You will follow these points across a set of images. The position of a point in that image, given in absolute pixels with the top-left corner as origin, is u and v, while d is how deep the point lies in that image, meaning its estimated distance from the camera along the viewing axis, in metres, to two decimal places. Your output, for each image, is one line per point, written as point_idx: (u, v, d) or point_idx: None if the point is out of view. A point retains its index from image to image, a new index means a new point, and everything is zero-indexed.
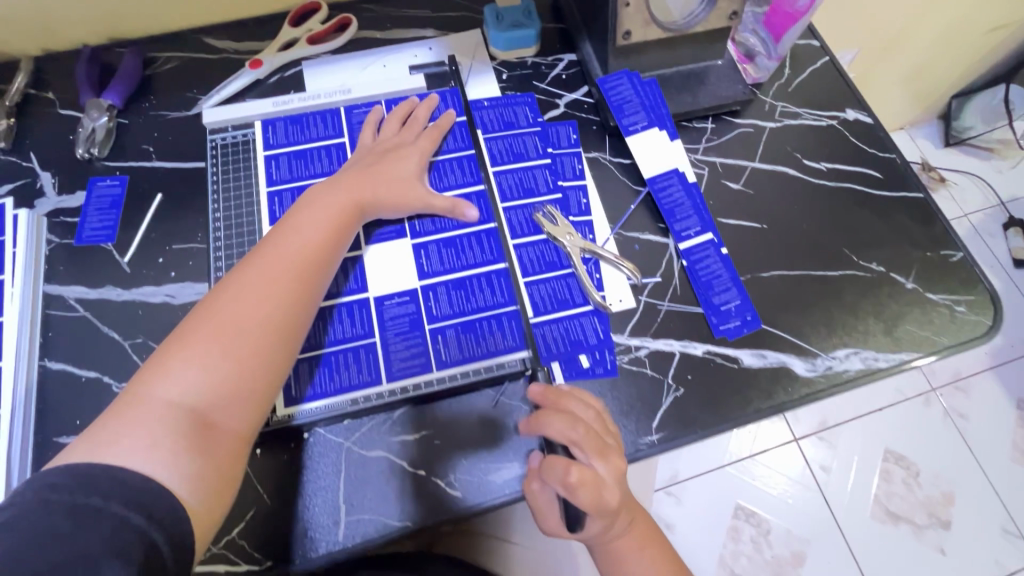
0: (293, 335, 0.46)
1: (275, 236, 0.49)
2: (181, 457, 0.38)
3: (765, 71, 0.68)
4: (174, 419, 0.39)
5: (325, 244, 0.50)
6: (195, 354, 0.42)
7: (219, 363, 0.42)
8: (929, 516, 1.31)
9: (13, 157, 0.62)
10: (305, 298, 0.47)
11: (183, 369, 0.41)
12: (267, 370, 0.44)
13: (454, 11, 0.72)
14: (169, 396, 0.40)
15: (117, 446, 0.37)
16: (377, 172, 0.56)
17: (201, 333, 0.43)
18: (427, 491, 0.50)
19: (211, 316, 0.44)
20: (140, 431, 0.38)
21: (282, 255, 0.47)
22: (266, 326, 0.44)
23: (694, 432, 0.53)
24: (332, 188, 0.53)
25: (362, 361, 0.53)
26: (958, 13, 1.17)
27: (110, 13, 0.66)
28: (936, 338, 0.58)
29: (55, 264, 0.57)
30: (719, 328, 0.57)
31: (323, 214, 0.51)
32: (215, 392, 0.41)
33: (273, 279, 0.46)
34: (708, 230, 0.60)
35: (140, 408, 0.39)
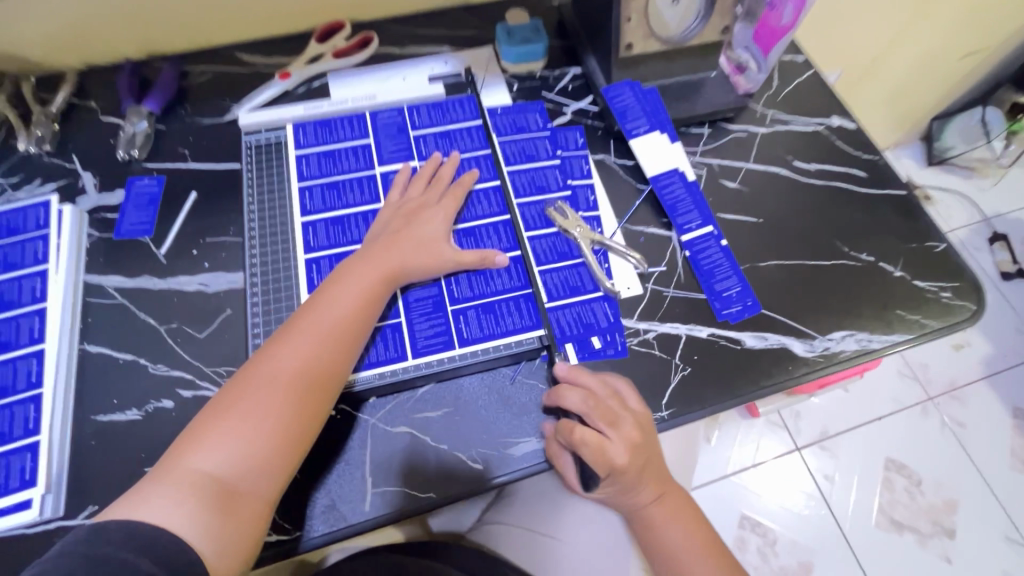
0: (319, 410, 0.48)
1: (306, 309, 0.51)
2: (200, 516, 0.42)
3: (755, 82, 0.72)
4: (200, 489, 0.42)
5: (350, 319, 0.51)
6: (227, 430, 0.45)
7: (249, 438, 0.45)
8: (933, 524, 1.32)
9: (56, 159, 0.66)
10: (332, 374, 0.49)
11: (217, 442, 0.44)
12: (293, 444, 0.46)
13: (467, 30, 0.79)
14: (203, 468, 0.43)
15: (149, 503, 0.41)
16: (407, 239, 0.57)
17: (235, 406, 0.46)
18: (449, 464, 0.52)
19: (245, 391, 0.47)
20: (172, 498, 0.42)
21: (310, 331, 0.50)
22: (293, 399, 0.47)
23: (702, 408, 0.56)
24: (363, 263, 0.54)
25: (389, 340, 0.55)
26: (931, 40, 1.26)
27: (152, 30, 0.71)
28: (925, 322, 0.62)
29: (95, 255, 0.60)
30: (722, 312, 0.60)
31: (353, 286, 0.53)
32: (245, 465, 0.44)
33: (303, 354, 0.48)
34: (708, 223, 0.64)
35: (175, 477, 0.43)
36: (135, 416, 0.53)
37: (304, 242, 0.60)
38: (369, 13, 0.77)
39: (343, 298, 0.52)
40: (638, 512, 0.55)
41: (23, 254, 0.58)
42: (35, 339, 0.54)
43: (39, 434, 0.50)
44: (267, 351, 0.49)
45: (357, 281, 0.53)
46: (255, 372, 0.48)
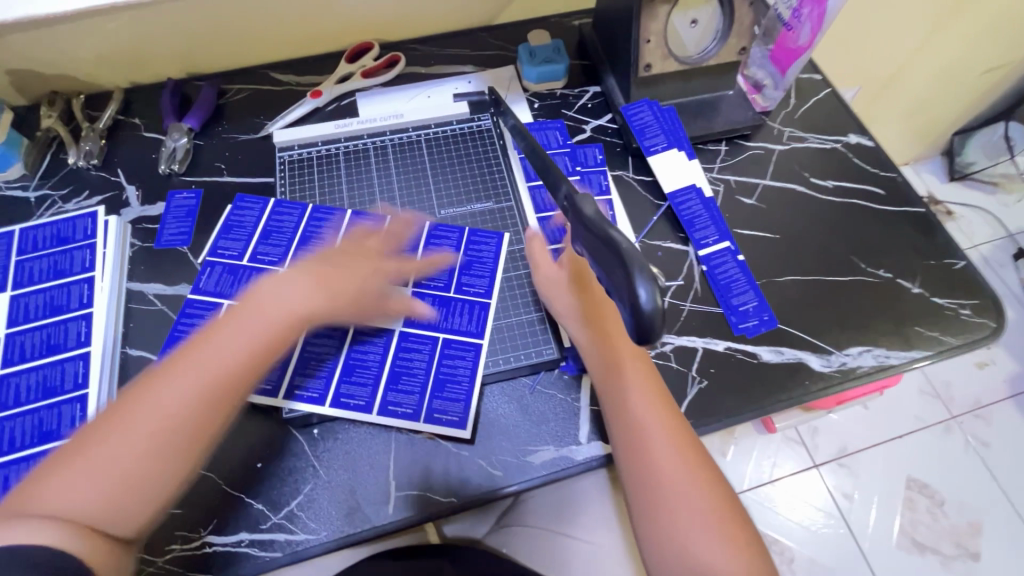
0: (201, 447, 0.44)
1: (205, 334, 0.46)
2: (74, 545, 0.37)
3: (773, 100, 0.75)
4: (63, 522, 0.38)
5: (246, 355, 0.46)
6: (96, 457, 0.41)
7: (120, 471, 0.41)
8: (957, 546, 1.29)
9: (102, 172, 0.70)
10: (225, 411, 0.45)
11: (85, 472, 0.40)
12: (165, 480, 0.42)
13: (490, 49, 0.82)
14: (61, 497, 0.39)
15: (10, 530, 0.37)
16: (333, 270, 0.52)
17: (110, 431, 0.41)
18: (468, 470, 0.54)
19: (133, 412, 0.42)
20: (26, 527, 0.37)
21: (210, 361, 0.45)
22: (175, 432, 0.43)
23: (718, 421, 0.57)
24: (279, 291, 0.49)
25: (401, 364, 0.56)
26: (949, 56, 1.26)
27: (193, 51, 0.75)
28: (943, 338, 0.62)
29: (137, 263, 0.64)
30: (738, 326, 0.61)
31: (254, 321, 0.47)
32: (107, 498, 0.40)
33: (196, 383, 0.44)
34: (725, 239, 0.66)
35: (27, 505, 0.38)
36: None
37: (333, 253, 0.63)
38: (396, 34, 0.81)
39: (242, 330, 0.46)
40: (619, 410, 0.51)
41: (71, 262, 0.61)
42: (82, 342, 0.57)
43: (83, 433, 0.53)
44: (166, 368, 0.44)
45: (272, 309, 0.48)
46: (137, 395, 0.43)
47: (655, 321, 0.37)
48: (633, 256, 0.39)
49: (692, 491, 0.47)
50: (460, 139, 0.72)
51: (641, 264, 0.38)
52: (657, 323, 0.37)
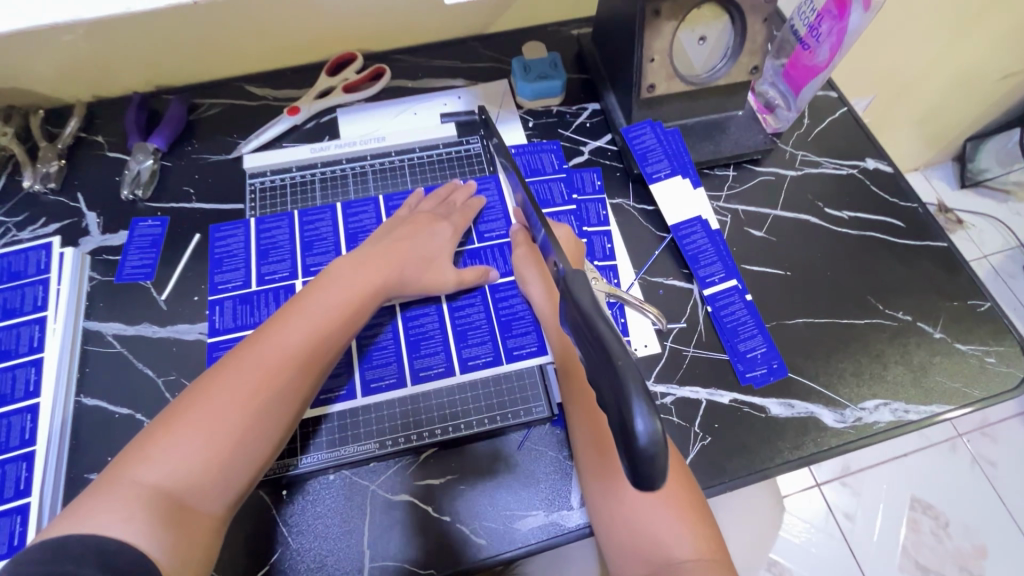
0: (286, 421, 0.46)
1: (281, 316, 0.49)
2: (157, 530, 0.37)
3: (785, 122, 0.69)
4: (151, 502, 0.38)
5: (333, 327, 0.49)
6: (186, 431, 0.41)
7: (205, 450, 0.41)
8: (961, 570, 1.26)
9: (61, 197, 0.65)
10: (305, 385, 0.47)
11: (170, 453, 0.40)
12: (253, 455, 0.43)
13: (481, 61, 0.76)
14: (148, 478, 0.39)
15: (93, 521, 0.36)
16: (403, 248, 0.56)
17: (190, 413, 0.42)
18: (450, 538, 0.49)
19: (215, 390, 0.43)
20: (119, 509, 0.37)
21: (289, 340, 0.47)
22: (267, 401, 0.44)
23: (722, 483, 0.52)
24: (356, 269, 0.53)
25: (388, 368, 0.55)
26: (967, 62, 1.20)
27: (160, 63, 0.70)
28: (967, 391, 0.57)
29: (95, 300, 0.59)
30: (745, 376, 0.56)
31: (339, 295, 0.51)
32: (196, 476, 0.40)
33: (277, 362, 0.46)
34: (732, 277, 0.61)
35: (117, 487, 0.38)
36: None
37: None
38: (381, 44, 0.75)
39: (328, 306, 0.50)
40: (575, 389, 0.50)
41: (23, 300, 0.56)
42: (30, 392, 0.52)
43: (29, 495, 0.49)
44: (248, 346, 0.46)
45: (342, 287, 0.51)
46: (215, 379, 0.44)
47: (657, 456, 0.28)
48: (624, 361, 0.30)
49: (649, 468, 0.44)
50: (447, 163, 0.67)
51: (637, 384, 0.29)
52: (661, 462, 0.28)
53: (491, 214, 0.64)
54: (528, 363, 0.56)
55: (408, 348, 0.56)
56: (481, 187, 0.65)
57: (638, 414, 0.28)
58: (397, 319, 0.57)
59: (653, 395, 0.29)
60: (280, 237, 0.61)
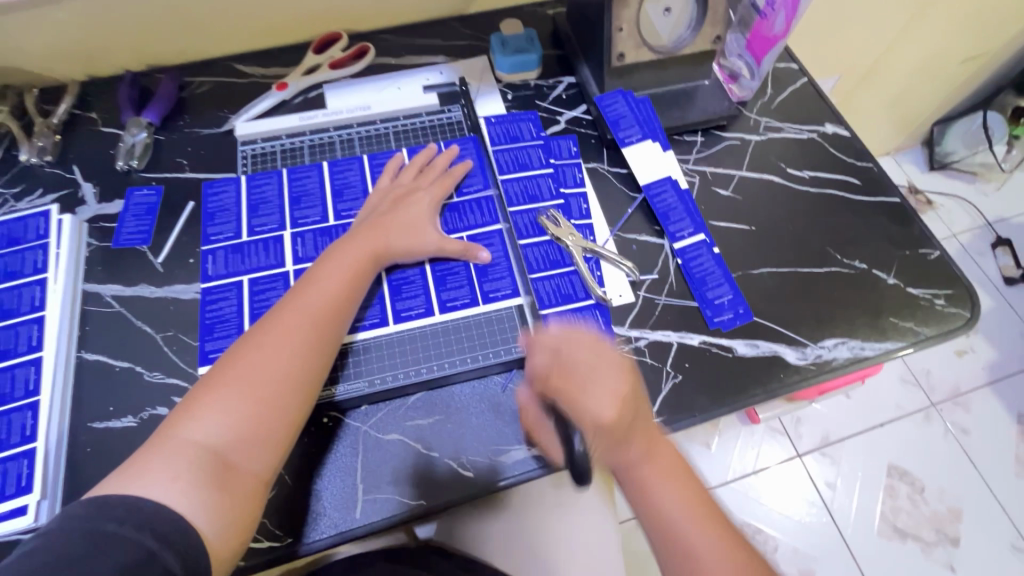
0: (313, 382, 0.49)
1: (297, 290, 0.53)
2: (199, 488, 0.43)
3: (749, 91, 0.75)
4: (197, 461, 0.44)
5: (342, 295, 0.53)
6: (223, 399, 0.46)
7: (243, 409, 0.46)
8: (937, 532, 1.31)
9: (57, 169, 0.67)
10: (326, 348, 0.51)
11: (211, 413, 0.46)
12: (284, 415, 0.47)
13: (462, 39, 0.80)
14: (196, 437, 0.45)
15: (144, 479, 0.42)
16: (394, 221, 0.59)
17: (226, 379, 0.47)
18: (441, 471, 0.52)
19: (245, 359, 0.48)
20: (170, 466, 0.43)
21: (307, 312, 0.51)
22: (290, 367, 0.49)
23: (692, 416, 0.56)
24: (357, 238, 0.57)
25: (373, 308, 0.58)
26: (928, 47, 1.26)
27: (151, 43, 0.72)
28: (917, 329, 0.61)
29: (93, 264, 0.61)
30: (714, 320, 0.60)
31: (344, 267, 0.55)
32: (235, 434, 0.45)
33: (298, 330, 0.50)
34: (700, 231, 0.65)
35: (169, 447, 0.44)
36: (130, 424, 0.53)
37: (292, 252, 0.61)
38: (365, 24, 0.79)
39: (335, 278, 0.54)
40: (630, 471, 0.50)
41: (23, 263, 0.59)
42: (33, 347, 0.55)
43: (36, 441, 0.51)
44: (270, 319, 0.51)
45: (346, 261, 0.55)
46: (245, 349, 0.49)
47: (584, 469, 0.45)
48: None
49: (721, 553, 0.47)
50: (429, 130, 0.70)
51: None
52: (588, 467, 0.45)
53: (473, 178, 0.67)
54: (504, 305, 0.59)
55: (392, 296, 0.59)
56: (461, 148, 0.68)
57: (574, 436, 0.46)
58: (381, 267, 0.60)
59: None
60: (268, 193, 0.64)
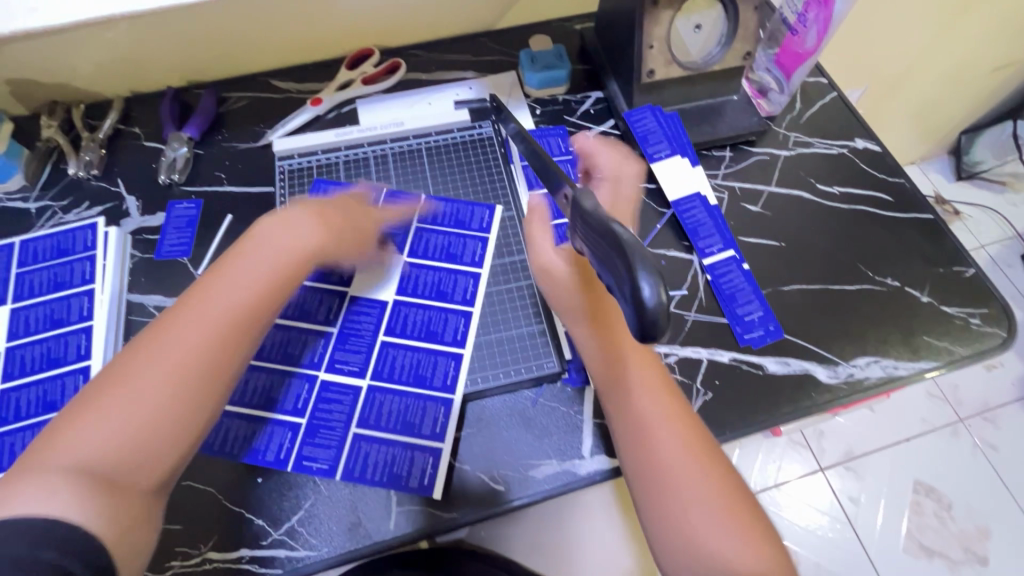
0: (225, 382, 0.44)
1: (207, 279, 0.46)
2: (90, 504, 0.36)
3: (777, 105, 0.74)
4: (76, 475, 0.36)
5: (266, 282, 0.47)
6: (113, 403, 0.39)
7: (137, 414, 0.39)
8: (965, 551, 1.28)
9: (102, 183, 0.69)
10: (247, 336, 0.45)
11: (101, 422, 0.39)
12: (191, 420, 0.41)
13: (491, 55, 0.81)
14: (79, 456, 0.37)
15: (19, 502, 0.35)
16: (332, 213, 0.54)
17: (122, 381, 0.40)
18: (472, 484, 0.53)
19: (148, 357, 0.41)
20: (47, 484, 0.36)
21: (215, 309, 0.44)
22: (199, 364, 0.42)
23: (723, 433, 0.56)
24: (285, 221, 0.51)
25: (427, 416, 0.55)
26: (958, 55, 1.24)
27: (191, 59, 0.74)
28: (952, 348, 0.60)
29: (137, 275, 0.63)
30: (743, 337, 0.60)
31: (272, 252, 0.49)
32: (126, 443, 0.39)
33: (203, 329, 0.43)
34: (729, 248, 0.65)
35: (42, 468, 0.36)
36: None
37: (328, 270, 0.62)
38: (396, 40, 0.80)
39: (260, 263, 0.48)
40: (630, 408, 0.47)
41: (72, 274, 0.61)
42: (81, 355, 0.57)
43: None
44: (177, 311, 0.44)
45: (266, 253, 0.49)
46: (145, 348, 0.42)
47: (660, 322, 0.31)
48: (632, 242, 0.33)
49: (714, 495, 0.43)
50: (461, 147, 0.71)
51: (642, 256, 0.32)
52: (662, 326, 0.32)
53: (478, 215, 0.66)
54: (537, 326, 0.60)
55: (439, 400, 0.56)
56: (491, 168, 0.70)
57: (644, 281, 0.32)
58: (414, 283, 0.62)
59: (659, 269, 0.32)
60: None
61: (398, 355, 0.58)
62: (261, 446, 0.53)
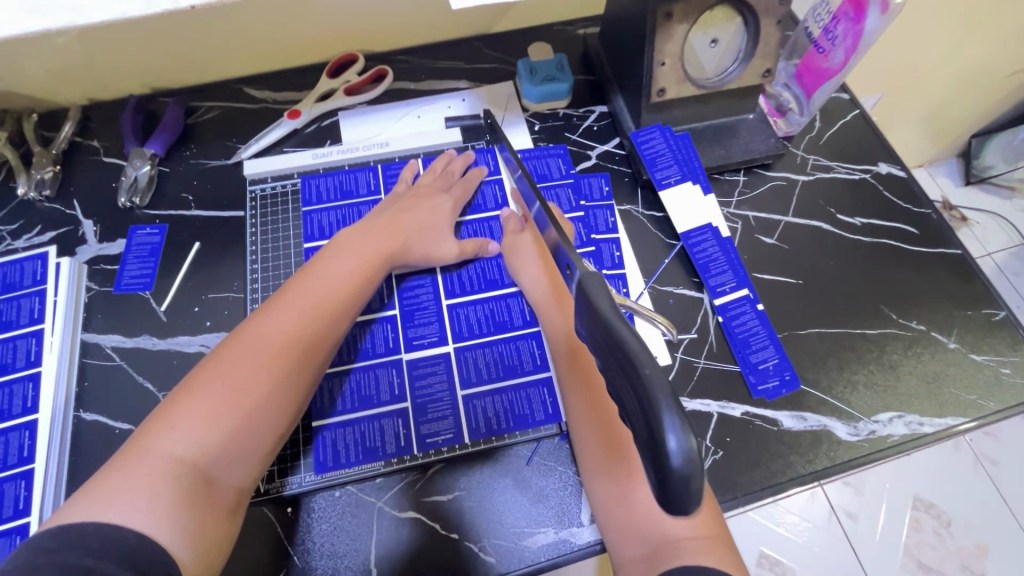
0: (305, 388, 0.47)
1: (294, 284, 0.50)
2: (179, 510, 0.37)
3: (797, 125, 0.67)
4: (176, 474, 0.38)
5: (347, 297, 0.51)
6: (202, 406, 0.41)
7: (231, 416, 0.42)
8: (963, 569, 1.24)
9: (56, 204, 0.63)
10: (326, 340, 0.48)
11: (190, 423, 0.40)
12: (276, 422, 0.44)
13: (486, 62, 0.74)
14: (175, 450, 0.39)
15: (114, 504, 0.36)
16: (407, 221, 0.57)
17: (212, 383, 0.42)
18: (461, 555, 0.48)
19: (234, 359, 0.44)
20: (144, 484, 0.37)
21: (308, 306, 0.48)
22: (286, 371, 0.45)
23: (734, 498, 0.52)
24: (364, 237, 0.55)
25: (534, 402, 0.54)
26: (977, 58, 1.17)
27: (155, 66, 0.67)
28: (982, 402, 0.56)
29: (93, 311, 0.58)
30: (757, 388, 0.55)
31: (351, 264, 0.52)
32: (220, 446, 0.41)
33: (299, 330, 0.47)
34: (743, 286, 0.60)
35: (141, 460, 0.38)
36: None
37: None
38: (382, 45, 0.73)
39: (340, 277, 0.51)
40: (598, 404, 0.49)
41: (19, 312, 0.55)
42: (28, 408, 0.51)
43: (30, 514, 0.48)
44: (265, 316, 0.47)
45: (351, 255, 0.53)
46: (231, 352, 0.44)
47: (693, 478, 0.25)
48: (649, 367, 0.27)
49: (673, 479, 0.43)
50: None
51: (662, 397, 0.26)
52: (697, 483, 0.26)
53: (489, 193, 0.64)
54: (529, 378, 0.55)
55: (538, 383, 0.55)
56: (484, 190, 0.64)
57: (670, 430, 0.25)
58: (398, 327, 0.56)
59: (685, 410, 0.26)
60: (283, 237, 0.61)
61: (476, 355, 0.55)
62: (319, 456, 0.51)
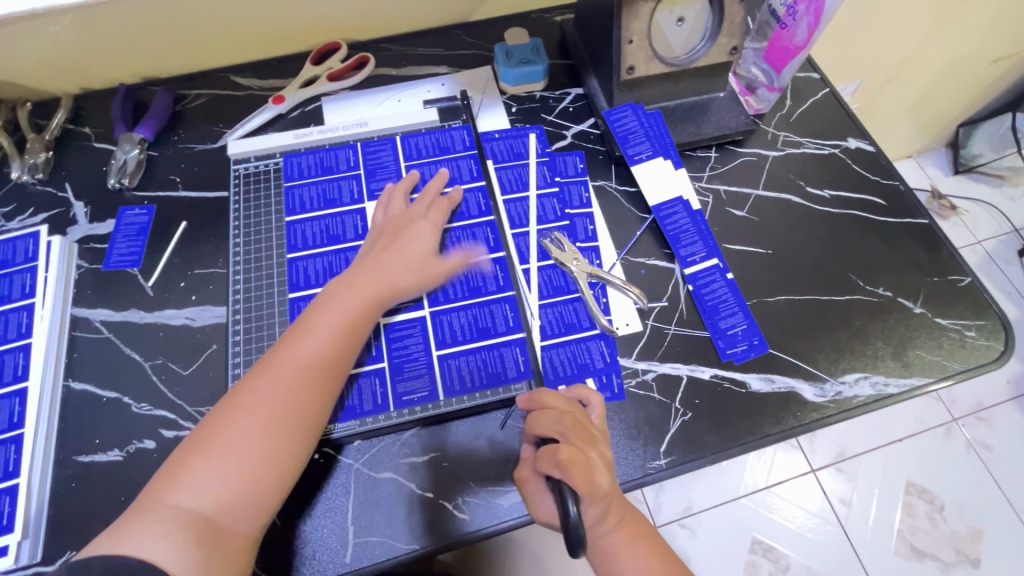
0: (305, 438, 0.47)
1: (293, 333, 0.50)
2: (186, 549, 0.40)
3: (767, 103, 0.70)
4: (185, 523, 0.41)
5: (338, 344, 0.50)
6: (211, 462, 0.43)
7: (234, 469, 0.43)
8: (957, 553, 1.22)
9: (49, 187, 0.65)
10: (320, 390, 0.48)
11: (200, 477, 0.43)
12: (278, 475, 0.45)
13: (465, 49, 0.76)
14: (187, 503, 0.42)
15: (134, 542, 0.39)
16: (389, 254, 0.56)
17: (217, 438, 0.44)
18: (436, 513, 0.50)
19: (237, 413, 0.45)
20: (158, 533, 0.40)
21: (297, 361, 0.48)
22: (283, 422, 0.46)
23: (703, 456, 0.53)
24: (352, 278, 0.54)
25: (507, 360, 0.55)
26: (957, 45, 1.18)
27: (145, 55, 0.70)
28: (946, 363, 0.57)
29: (83, 287, 0.60)
30: (726, 352, 0.57)
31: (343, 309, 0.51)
32: (227, 497, 0.43)
33: (290, 382, 0.47)
34: (713, 256, 0.61)
35: (158, 507, 0.41)
36: (116, 457, 0.52)
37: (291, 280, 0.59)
38: (365, 33, 0.76)
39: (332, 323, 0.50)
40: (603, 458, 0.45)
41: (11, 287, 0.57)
42: (19, 377, 0.53)
43: (19, 475, 0.49)
44: (265, 369, 0.48)
45: (345, 300, 0.52)
46: (236, 403, 0.46)
47: None
48: None
49: None
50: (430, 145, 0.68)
51: None
52: None
53: (466, 167, 0.66)
54: (502, 339, 0.56)
55: (511, 343, 0.56)
56: (462, 164, 0.66)
57: None
58: None
59: None
60: (266, 213, 0.63)
61: (452, 318, 0.57)
62: None
